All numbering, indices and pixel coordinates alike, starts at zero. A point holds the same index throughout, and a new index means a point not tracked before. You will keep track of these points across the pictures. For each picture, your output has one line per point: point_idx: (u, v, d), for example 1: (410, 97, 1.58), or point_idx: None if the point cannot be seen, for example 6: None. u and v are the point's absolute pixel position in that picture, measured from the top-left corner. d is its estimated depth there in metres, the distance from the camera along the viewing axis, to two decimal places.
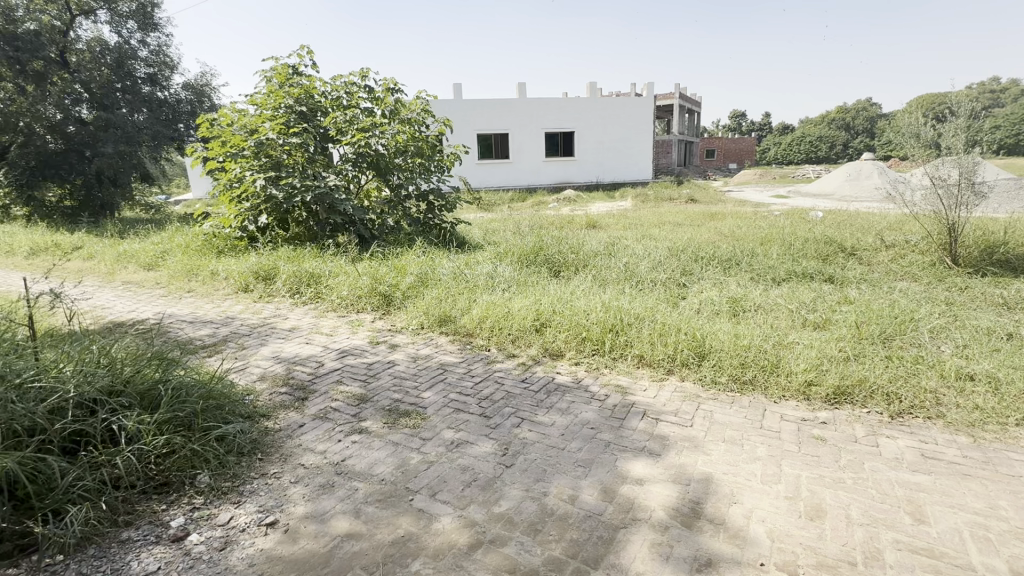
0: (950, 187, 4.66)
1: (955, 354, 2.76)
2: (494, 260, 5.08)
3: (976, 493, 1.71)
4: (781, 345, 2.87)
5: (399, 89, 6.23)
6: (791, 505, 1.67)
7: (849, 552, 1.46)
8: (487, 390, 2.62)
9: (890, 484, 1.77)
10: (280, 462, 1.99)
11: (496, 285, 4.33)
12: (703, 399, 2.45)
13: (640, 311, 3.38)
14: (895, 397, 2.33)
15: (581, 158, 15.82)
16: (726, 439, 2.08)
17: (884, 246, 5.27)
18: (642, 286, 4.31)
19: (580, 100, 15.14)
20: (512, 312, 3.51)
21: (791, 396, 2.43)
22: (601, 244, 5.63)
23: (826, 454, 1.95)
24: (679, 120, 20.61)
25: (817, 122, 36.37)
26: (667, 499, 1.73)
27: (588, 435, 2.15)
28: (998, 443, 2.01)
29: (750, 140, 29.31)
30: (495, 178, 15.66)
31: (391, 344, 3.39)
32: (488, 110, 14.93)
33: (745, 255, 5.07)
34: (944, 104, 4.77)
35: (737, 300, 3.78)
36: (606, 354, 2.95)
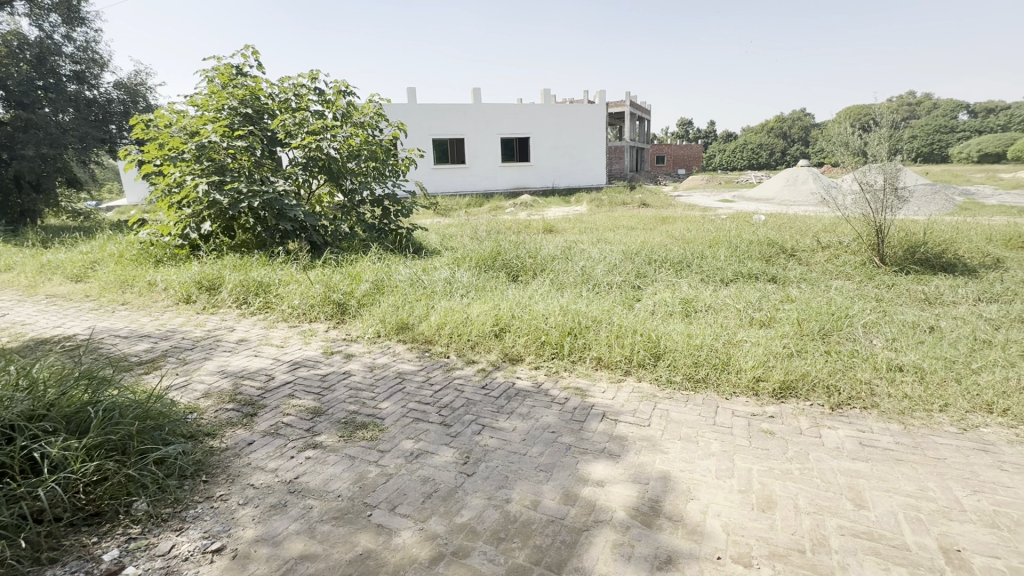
0: (876, 192, 5.02)
1: (885, 346, 2.97)
2: (452, 266, 5.04)
3: (908, 477, 1.83)
4: (730, 344, 2.99)
5: (351, 91, 6.08)
6: (743, 498, 1.73)
7: (798, 541, 1.53)
8: (447, 398, 2.58)
9: (832, 473, 1.87)
10: (227, 483, 1.88)
11: (454, 291, 4.30)
12: (659, 399, 2.51)
13: (597, 313, 3.44)
14: (835, 389, 2.48)
15: (537, 164, 16.00)
16: (682, 437, 2.13)
17: (820, 247, 5.61)
18: (598, 289, 4.40)
19: (535, 106, 15.30)
20: (470, 318, 3.49)
21: (741, 392, 2.53)
22: (558, 248, 5.71)
23: (775, 446, 2.04)
24: (629, 127, 21.26)
25: (758, 131, 38.43)
26: (627, 499, 1.75)
27: (549, 439, 2.16)
28: (924, 428, 2.17)
29: (697, 147, 30.60)
30: (452, 183, 15.59)
31: (346, 353, 3.28)
32: (443, 114, 14.88)
33: (694, 258, 5.27)
34: (868, 115, 5.11)
35: (689, 300, 3.92)
36: (566, 357, 2.98)
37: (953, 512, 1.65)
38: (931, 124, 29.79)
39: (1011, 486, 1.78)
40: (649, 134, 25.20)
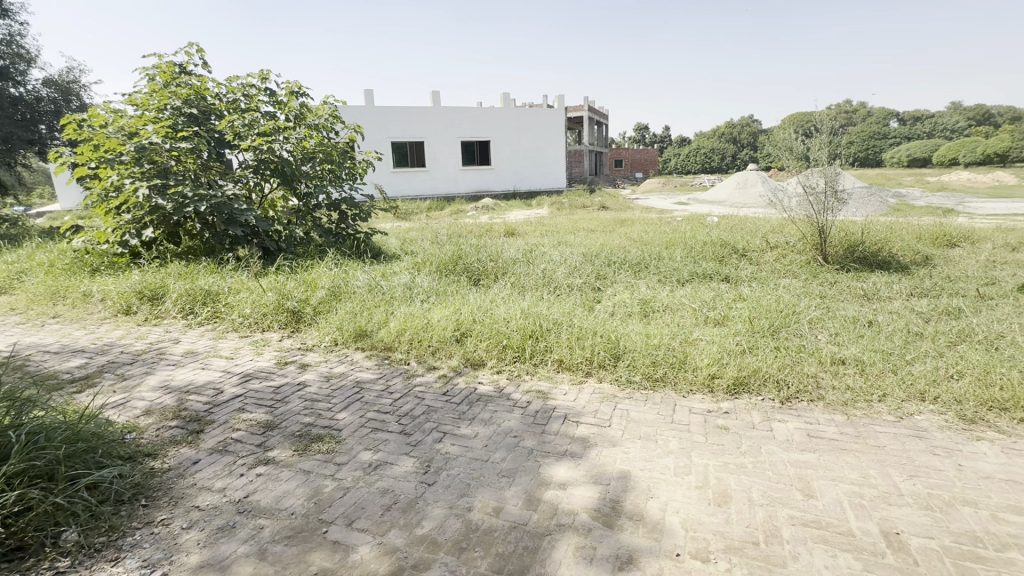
0: (818, 195, 5.30)
1: (829, 341, 3.13)
2: (412, 270, 4.96)
3: (852, 465, 1.93)
4: (687, 343, 3.07)
5: (305, 92, 5.90)
6: (700, 494, 1.77)
7: (752, 533, 1.57)
8: (407, 406, 2.53)
9: (783, 465, 1.94)
10: (169, 506, 1.76)
11: (414, 297, 4.23)
12: (619, 399, 2.55)
13: (558, 316, 3.46)
14: (783, 383, 2.58)
15: (498, 168, 16.02)
16: (642, 436, 2.17)
17: (769, 247, 5.87)
18: (559, 292, 4.44)
19: (494, 110, 15.33)
20: (431, 323, 3.44)
21: (697, 389, 2.60)
22: (519, 251, 5.72)
23: (729, 441, 2.10)
24: (588, 131, 21.62)
25: (710, 136, 39.93)
26: (589, 501, 1.76)
27: (511, 444, 2.14)
28: (866, 418, 2.29)
29: (653, 151, 31.47)
30: (412, 187, 15.42)
31: (301, 363, 3.16)
32: (401, 116, 14.70)
33: (652, 259, 5.40)
34: (811, 121, 5.36)
35: (647, 301, 4.01)
36: (527, 361, 2.98)
37: (892, 496, 1.74)
38: (866, 131, 31.75)
39: (943, 469, 1.90)
40: (607, 139, 25.74)
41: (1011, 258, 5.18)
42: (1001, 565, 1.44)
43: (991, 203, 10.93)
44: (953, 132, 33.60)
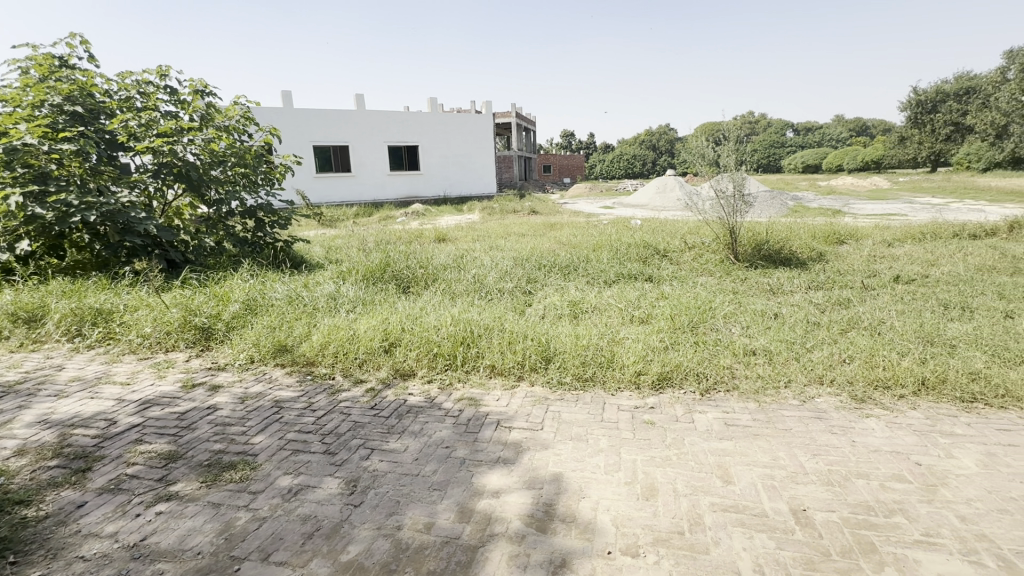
0: (728, 198, 5.70)
1: (741, 334, 3.36)
2: (337, 280, 4.73)
3: (764, 449, 2.06)
4: (614, 342, 3.16)
5: (211, 91, 5.47)
6: (629, 490, 1.82)
7: (678, 523, 1.63)
8: (332, 424, 2.39)
9: (704, 454, 2.04)
10: (46, 561, 1.53)
11: (339, 308, 4.03)
12: (551, 401, 2.57)
13: (489, 321, 3.44)
14: (702, 376, 2.73)
15: (427, 173, 15.76)
16: (573, 437, 2.19)
17: (687, 247, 6.22)
18: (490, 297, 4.43)
19: (422, 114, 15.07)
20: (357, 334, 3.29)
21: (624, 387, 2.68)
22: (450, 257, 5.65)
23: (655, 436, 2.18)
24: (516, 137, 21.91)
25: (632, 143, 41.99)
26: (522, 507, 1.74)
27: (442, 455, 2.08)
28: (775, 403, 2.47)
29: (580, 157, 32.55)
30: (337, 193, 14.83)
31: (212, 385, 2.89)
32: (323, 119, 14.11)
33: (580, 261, 5.55)
34: (719, 130, 5.75)
35: (576, 302, 4.10)
36: (459, 368, 2.93)
37: (799, 475, 1.88)
38: (767, 140, 34.83)
39: (840, 445, 2.08)
40: (535, 145, 26.27)
41: (888, 252, 5.86)
42: (889, 529, 1.59)
43: (860, 203, 12.81)
44: (837, 142, 37.74)
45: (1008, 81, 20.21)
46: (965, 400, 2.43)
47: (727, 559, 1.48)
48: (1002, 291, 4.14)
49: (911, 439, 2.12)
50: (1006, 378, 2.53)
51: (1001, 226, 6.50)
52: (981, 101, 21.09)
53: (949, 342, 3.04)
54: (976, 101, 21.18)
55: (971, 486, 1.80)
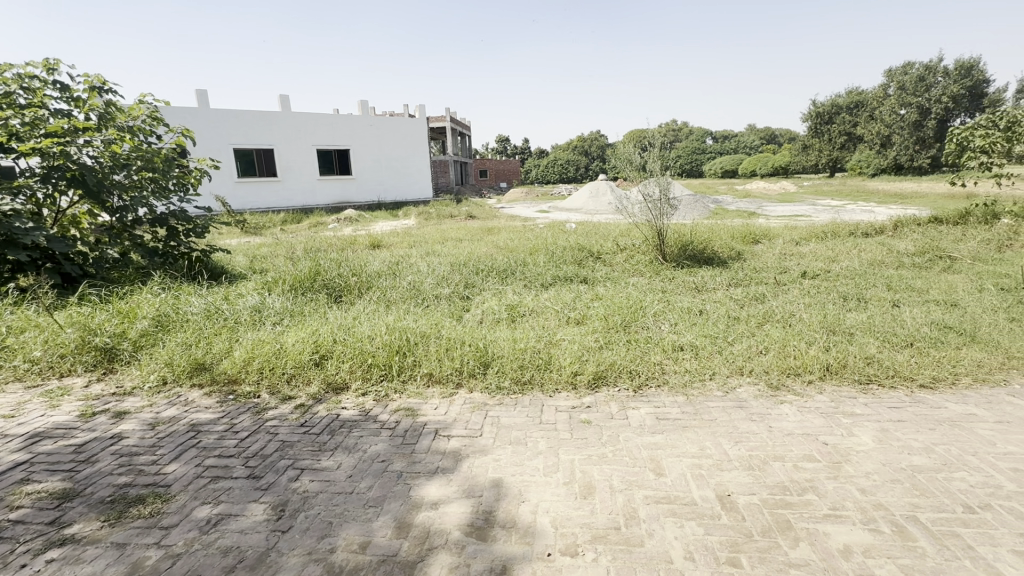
0: (655, 202, 5.98)
1: (670, 331, 3.52)
2: (261, 291, 4.46)
3: (692, 440, 2.17)
4: (551, 344, 3.21)
5: (111, 89, 4.97)
6: (568, 490, 1.84)
7: (615, 519, 1.68)
8: (256, 446, 2.23)
9: (638, 449, 2.11)
10: None
11: (264, 321, 3.80)
12: (490, 406, 2.56)
13: (426, 329, 3.37)
14: (635, 373, 2.83)
15: (360, 177, 15.27)
16: (512, 441, 2.19)
17: (619, 249, 6.46)
18: (427, 304, 4.35)
19: (352, 117, 14.57)
20: (285, 348, 3.11)
21: (562, 388, 2.72)
22: (385, 263, 5.50)
23: (592, 434, 2.23)
24: (451, 142, 21.80)
25: (565, 148, 43.13)
26: (461, 516, 1.72)
27: (378, 470, 2.01)
28: (701, 396, 2.61)
29: (515, 162, 32.94)
30: (261, 198, 14.01)
31: (116, 412, 2.61)
32: (244, 120, 13.30)
33: (517, 265, 5.59)
34: (646, 137, 6.02)
35: (514, 306, 4.12)
36: (395, 378, 2.85)
37: (723, 463, 1.99)
38: (689, 147, 37.02)
39: (758, 431, 2.23)
40: (470, 150, 26.28)
41: (796, 251, 6.39)
42: (802, 506, 1.73)
43: (770, 203, 14.78)
44: (750, 149, 40.85)
45: (889, 96, 22.84)
46: (863, 382, 2.69)
47: (661, 550, 1.53)
48: (890, 283, 4.63)
49: (819, 421, 2.32)
50: (895, 361, 2.83)
51: (888, 224, 7.29)
52: (868, 113, 23.66)
53: (848, 330, 3.36)
54: (864, 114, 23.71)
55: (869, 461, 1.99)
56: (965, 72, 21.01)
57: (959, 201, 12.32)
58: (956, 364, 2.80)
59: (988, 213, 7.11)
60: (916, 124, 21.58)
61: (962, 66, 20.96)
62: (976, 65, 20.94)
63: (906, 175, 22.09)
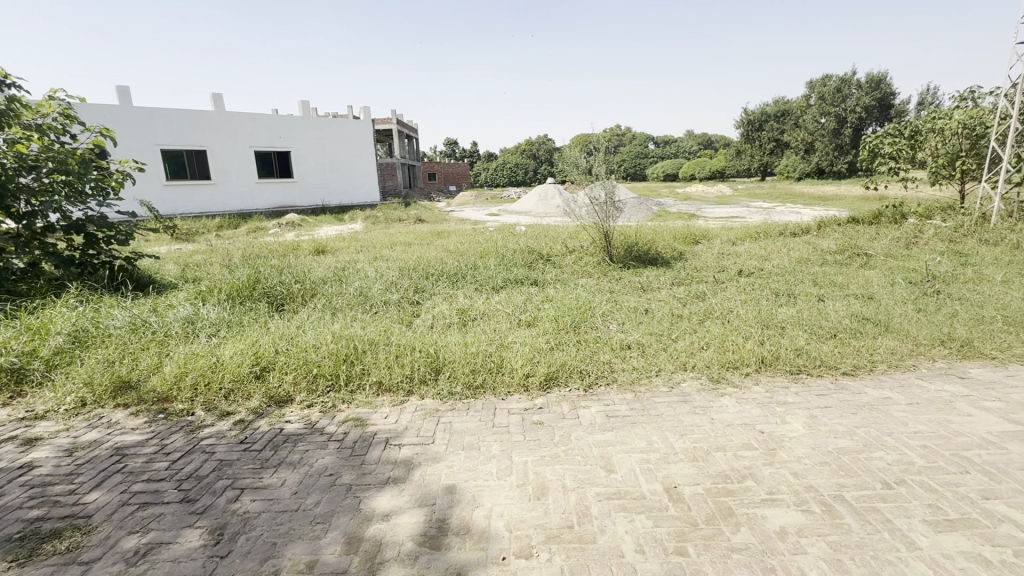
0: (601, 205, 6.13)
1: (617, 330, 3.62)
2: (195, 301, 4.19)
3: (641, 436, 2.24)
4: (503, 347, 3.21)
5: (15, 83, 4.51)
6: (521, 492, 1.85)
7: (568, 518, 1.70)
8: (191, 467, 2.09)
9: (589, 447, 2.15)
10: None
11: (198, 333, 3.56)
12: (442, 412, 2.53)
13: (374, 336, 3.29)
14: (585, 372, 2.89)
15: (302, 180, 14.68)
16: (465, 446, 2.17)
17: (568, 251, 6.57)
18: (376, 310, 4.25)
19: (293, 118, 14.00)
20: (222, 361, 2.94)
21: (514, 390, 2.73)
22: (330, 269, 5.31)
23: (544, 435, 2.25)
24: (398, 144, 21.42)
25: (513, 152, 43.47)
26: (414, 527, 1.68)
27: (326, 484, 1.93)
28: (648, 392, 2.70)
29: (464, 165, 32.82)
30: (193, 203, 13.18)
31: (26, 439, 2.36)
32: (173, 119, 12.47)
33: (468, 268, 5.56)
34: (591, 141, 6.17)
35: (465, 310, 4.10)
36: (342, 388, 2.75)
37: (670, 456, 2.07)
38: (633, 151, 38.31)
39: (701, 424, 2.34)
40: (418, 153, 25.94)
41: (733, 250, 6.76)
42: (742, 493, 1.82)
43: (707, 203, 16.57)
44: (689, 154, 42.77)
45: (810, 106, 24.62)
46: (793, 372, 2.88)
47: (612, 545, 1.57)
48: (815, 279, 4.98)
49: (756, 411, 2.45)
50: (821, 351, 3.04)
51: (813, 224, 7.84)
52: (793, 121, 25.40)
53: (780, 324, 3.59)
54: (789, 122, 25.43)
55: (801, 446, 2.13)
56: (875, 85, 23.00)
57: (873, 203, 13.47)
58: (873, 352, 3.05)
59: (896, 214, 7.80)
60: (835, 132, 23.40)
61: (872, 79, 22.91)
62: (884, 79, 22.93)
63: (827, 179, 23.90)
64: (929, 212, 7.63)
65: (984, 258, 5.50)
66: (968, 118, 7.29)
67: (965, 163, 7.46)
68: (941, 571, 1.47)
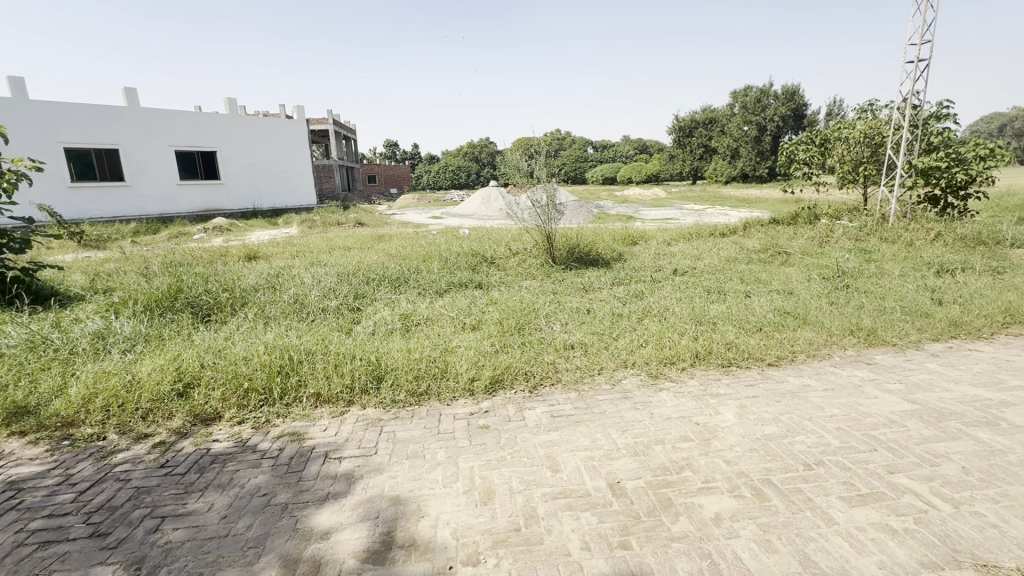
0: (543, 208, 6.22)
1: (561, 330, 3.68)
2: (106, 315, 3.82)
3: (585, 434, 2.28)
4: (447, 352, 3.17)
5: None
6: (468, 498, 1.83)
7: (515, 521, 1.70)
8: (101, 497, 1.89)
9: (534, 448, 2.17)
10: None
11: (110, 349, 3.25)
12: (385, 422, 2.45)
13: (311, 345, 3.14)
14: (530, 374, 2.91)
15: (230, 182, 13.81)
16: (409, 455, 2.12)
17: (512, 254, 6.61)
18: (313, 318, 4.07)
19: (218, 116, 13.14)
20: (138, 379, 2.69)
21: (459, 395, 2.71)
22: (262, 276, 5.03)
23: (490, 439, 2.24)
24: (335, 145, 20.69)
25: (456, 155, 43.26)
26: (356, 543, 1.61)
27: (259, 505, 1.82)
28: (592, 390, 2.76)
29: (405, 167, 32.19)
30: (104, 206, 12.08)
31: None
32: (78, 116, 11.37)
33: (410, 273, 5.45)
34: (533, 145, 6.25)
35: (407, 316, 4.01)
36: (277, 402, 2.60)
37: (612, 452, 2.12)
38: (573, 156, 39.22)
39: (642, 419, 2.42)
40: (357, 154, 25.19)
41: (668, 250, 7.06)
42: (680, 483, 1.90)
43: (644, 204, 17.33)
44: (626, 159, 44.39)
45: (735, 115, 26.28)
46: (725, 365, 3.05)
47: (559, 544, 1.59)
48: (742, 277, 5.31)
49: (692, 403, 2.57)
50: (749, 345, 3.25)
51: (739, 225, 8.37)
52: (719, 128, 26.99)
53: (712, 320, 3.79)
54: (716, 130, 27.03)
55: (732, 434, 2.26)
56: (790, 97, 24.86)
57: (790, 205, 14.58)
58: (794, 344, 3.29)
59: (811, 215, 8.48)
60: (756, 139, 25.10)
61: (787, 91, 24.74)
62: (797, 91, 24.86)
63: (750, 183, 25.62)
64: (838, 213, 8.34)
65: (884, 255, 6.08)
66: (868, 129, 8.06)
67: (867, 169, 8.24)
68: (855, 542, 1.60)
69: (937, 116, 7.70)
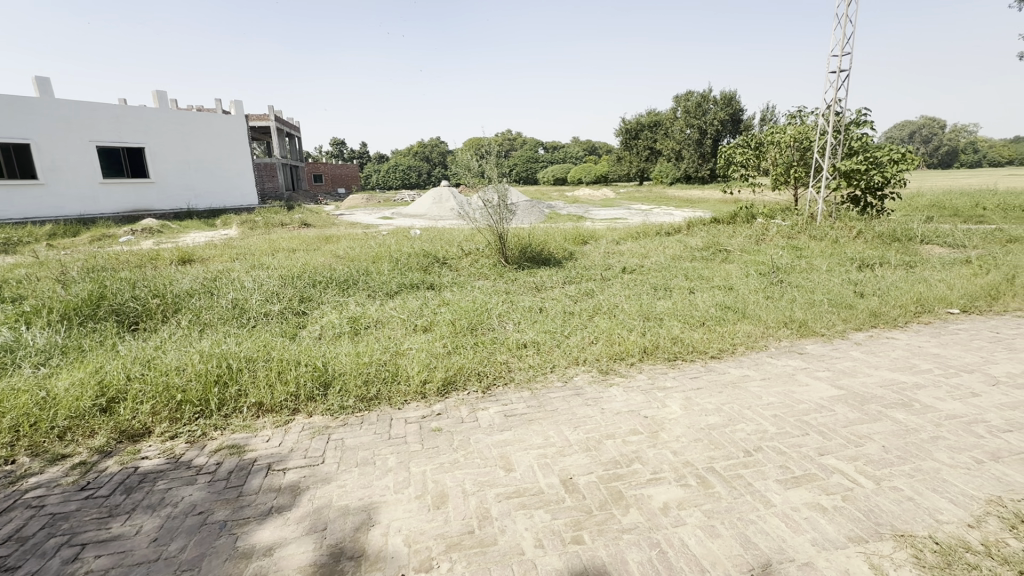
0: (495, 207, 6.21)
1: (514, 330, 3.69)
2: (15, 326, 3.46)
3: (538, 432, 2.29)
4: (397, 354, 3.10)
5: None
6: (421, 503, 1.79)
7: (468, 523, 1.68)
8: (8, 529, 1.71)
9: (488, 448, 2.16)
10: None
11: (19, 364, 2.95)
12: (333, 429, 2.36)
13: (252, 351, 2.98)
14: (483, 374, 2.89)
15: (161, 180, 12.89)
16: (359, 462, 2.06)
17: (465, 254, 6.56)
18: (254, 323, 3.87)
19: (146, 110, 12.25)
20: (54, 396, 2.46)
21: (411, 398, 2.65)
22: (198, 280, 4.73)
23: (443, 442, 2.21)
24: (278, 143, 19.82)
25: (406, 154, 42.53)
26: (302, 557, 1.55)
27: (195, 524, 1.70)
28: (545, 388, 2.78)
29: (353, 166, 31.27)
30: (13, 207, 10.99)
31: None
32: None
33: (359, 274, 5.30)
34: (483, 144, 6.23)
35: (357, 319, 3.90)
36: (214, 414, 2.45)
37: (565, 449, 2.15)
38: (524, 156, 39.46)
39: (593, 415, 2.46)
40: (302, 153, 24.25)
41: (617, 249, 7.25)
42: (630, 476, 1.95)
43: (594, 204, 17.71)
44: (576, 160, 45.15)
45: (678, 118, 27.28)
46: (671, 359, 3.16)
47: (513, 544, 1.59)
48: (687, 274, 5.52)
49: (640, 398, 2.64)
50: (693, 338, 3.38)
51: (683, 225, 8.70)
52: (664, 131, 27.97)
53: (659, 316, 3.92)
54: (661, 133, 28.00)
55: (678, 426, 2.34)
56: (728, 102, 26.08)
57: (730, 206, 15.32)
58: (734, 337, 3.46)
59: (748, 215, 8.95)
60: (698, 142, 26.23)
61: (724, 97, 25.99)
62: (734, 97, 26.11)
63: (694, 183, 26.70)
64: (772, 213, 8.85)
65: (813, 251, 6.51)
66: (797, 133, 8.61)
67: (797, 171, 8.80)
68: (791, 522, 1.69)
69: (857, 122, 8.33)
